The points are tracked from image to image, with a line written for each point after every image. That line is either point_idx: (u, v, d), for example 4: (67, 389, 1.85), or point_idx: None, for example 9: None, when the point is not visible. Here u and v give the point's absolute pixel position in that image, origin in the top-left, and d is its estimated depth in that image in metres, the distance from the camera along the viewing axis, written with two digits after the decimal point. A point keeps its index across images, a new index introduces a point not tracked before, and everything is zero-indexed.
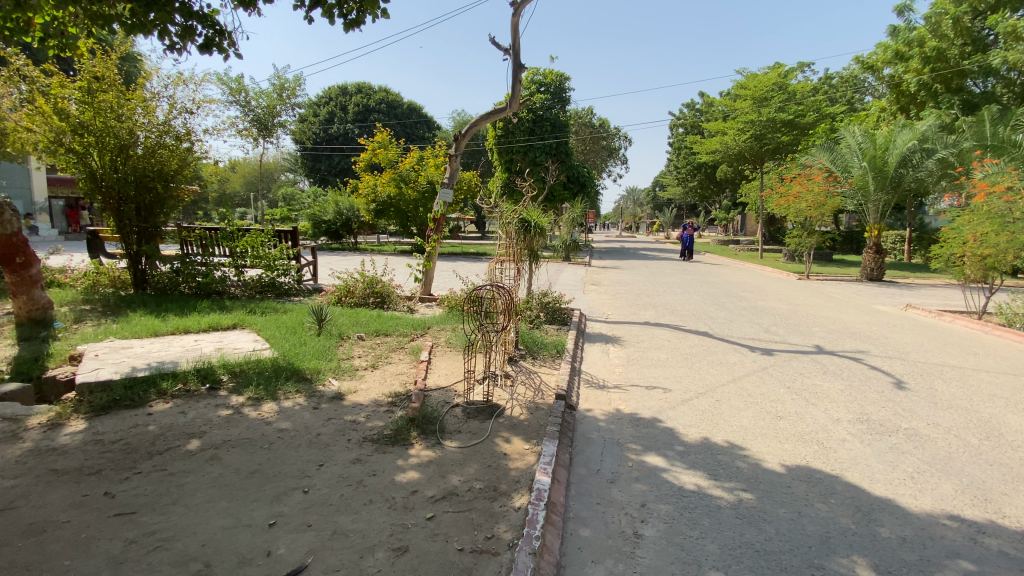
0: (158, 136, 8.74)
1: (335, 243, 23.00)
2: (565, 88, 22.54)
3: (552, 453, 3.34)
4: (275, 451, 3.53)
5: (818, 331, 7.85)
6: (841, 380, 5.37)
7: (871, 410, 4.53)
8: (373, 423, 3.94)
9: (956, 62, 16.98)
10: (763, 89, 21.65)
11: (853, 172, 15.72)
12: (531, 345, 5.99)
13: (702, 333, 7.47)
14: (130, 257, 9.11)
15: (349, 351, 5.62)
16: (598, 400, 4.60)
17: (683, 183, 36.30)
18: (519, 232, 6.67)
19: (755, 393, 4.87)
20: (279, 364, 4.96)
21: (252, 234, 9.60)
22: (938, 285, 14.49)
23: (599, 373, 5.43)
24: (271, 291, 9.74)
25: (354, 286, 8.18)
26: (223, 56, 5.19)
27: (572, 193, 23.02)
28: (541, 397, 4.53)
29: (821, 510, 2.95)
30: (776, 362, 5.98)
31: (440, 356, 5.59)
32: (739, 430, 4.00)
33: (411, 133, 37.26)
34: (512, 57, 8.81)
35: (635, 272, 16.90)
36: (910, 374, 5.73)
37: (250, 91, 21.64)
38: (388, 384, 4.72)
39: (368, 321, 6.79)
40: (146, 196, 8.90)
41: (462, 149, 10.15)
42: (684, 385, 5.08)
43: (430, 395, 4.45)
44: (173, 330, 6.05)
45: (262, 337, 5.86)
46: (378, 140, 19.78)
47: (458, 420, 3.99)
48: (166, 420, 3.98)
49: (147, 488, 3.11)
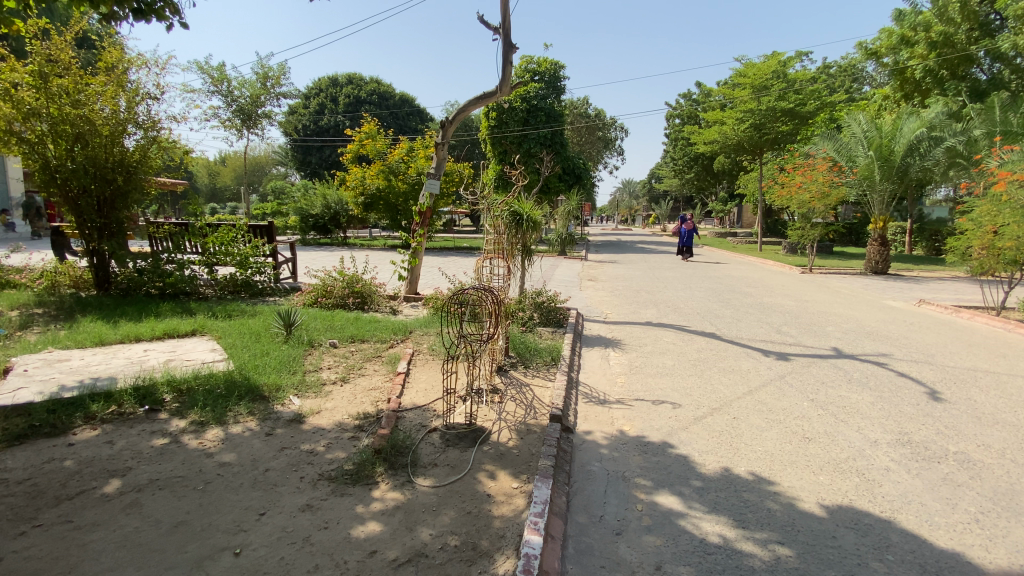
0: (117, 123, 7.98)
1: (324, 238, 22.33)
2: (560, 76, 21.75)
3: (545, 499, 2.72)
4: (211, 495, 2.91)
5: (834, 331, 7.28)
6: (870, 391, 4.79)
7: (911, 428, 3.95)
8: (333, 454, 3.32)
9: (963, 48, 16.34)
10: (763, 77, 21.02)
11: (858, 161, 15.02)
12: (523, 352, 5.38)
13: (709, 334, 6.88)
14: (90, 255, 8.39)
15: (317, 362, 4.98)
16: (599, 420, 3.99)
17: (678, 174, 35.64)
18: (510, 227, 6.02)
19: (776, 409, 4.27)
20: (233, 379, 4.32)
21: (223, 229, 8.94)
22: (946, 278, 13.97)
23: (599, 385, 4.83)
24: (244, 291, 9.11)
25: (331, 286, 7.51)
26: (166, 23, 4.56)
27: (567, 184, 22.38)
28: (534, 417, 3.92)
29: (881, 572, 2.37)
30: (793, 369, 5.39)
31: (419, 367, 4.96)
32: (764, 458, 3.40)
33: (402, 125, 36.45)
34: (502, 37, 8.17)
35: (633, 266, 16.33)
36: (943, 382, 5.15)
37: (231, 80, 20.81)
38: (357, 403, 4.09)
39: (343, 326, 6.14)
40: (105, 189, 8.15)
41: (449, 137, 9.42)
42: (696, 398, 4.49)
43: (404, 418, 3.81)
44: (122, 338, 5.40)
45: (220, 346, 5.20)
46: (365, 131, 19.07)
47: (434, 450, 3.36)
48: (88, 452, 3.35)
49: (41, 549, 2.49)
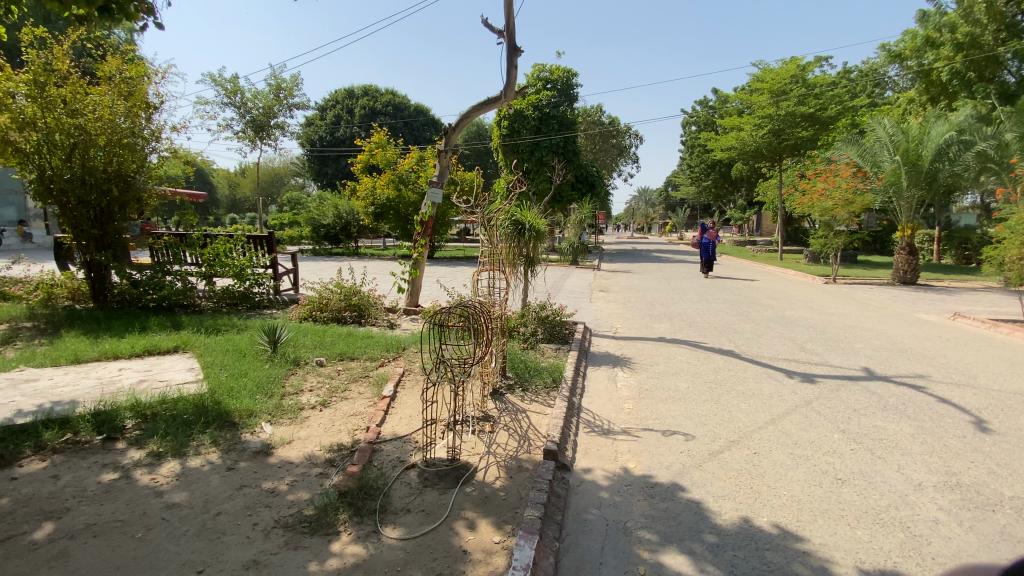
0: (113, 133, 7.74)
1: (336, 247, 22.23)
2: (573, 84, 21.31)
3: (527, 562, 2.29)
4: (150, 545, 2.55)
5: (863, 348, 6.71)
6: (908, 420, 4.25)
7: (961, 468, 3.43)
8: (296, 495, 2.94)
9: (990, 49, 15.53)
10: (781, 82, 20.34)
11: (883, 167, 14.29)
12: (522, 373, 4.97)
13: (726, 352, 6.38)
14: (86, 266, 8.21)
15: (298, 383, 4.60)
16: (601, 455, 3.54)
17: (695, 182, 35.00)
18: (511, 236, 5.58)
19: (802, 442, 3.78)
20: (203, 404, 3.99)
21: (219, 240, 8.70)
22: (979, 289, 13.21)
23: (603, 411, 4.37)
24: (242, 304, 8.82)
25: (327, 299, 7.18)
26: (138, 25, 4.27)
27: (581, 192, 21.95)
28: (527, 451, 3.50)
29: None
30: (819, 393, 4.86)
31: (407, 390, 4.56)
32: (790, 506, 2.93)
33: (417, 135, 36.51)
34: (506, 40, 7.86)
35: (648, 276, 15.82)
36: (989, 409, 4.58)
37: (245, 91, 20.91)
38: (333, 431, 3.72)
39: (333, 342, 5.77)
40: (101, 200, 7.96)
41: (453, 144, 9.07)
42: (711, 428, 4.02)
43: (380, 451, 3.42)
44: (100, 356, 5.13)
45: (199, 365, 4.90)
46: (375, 140, 18.94)
47: (409, 492, 2.96)
48: (29, 488, 3.03)
49: None
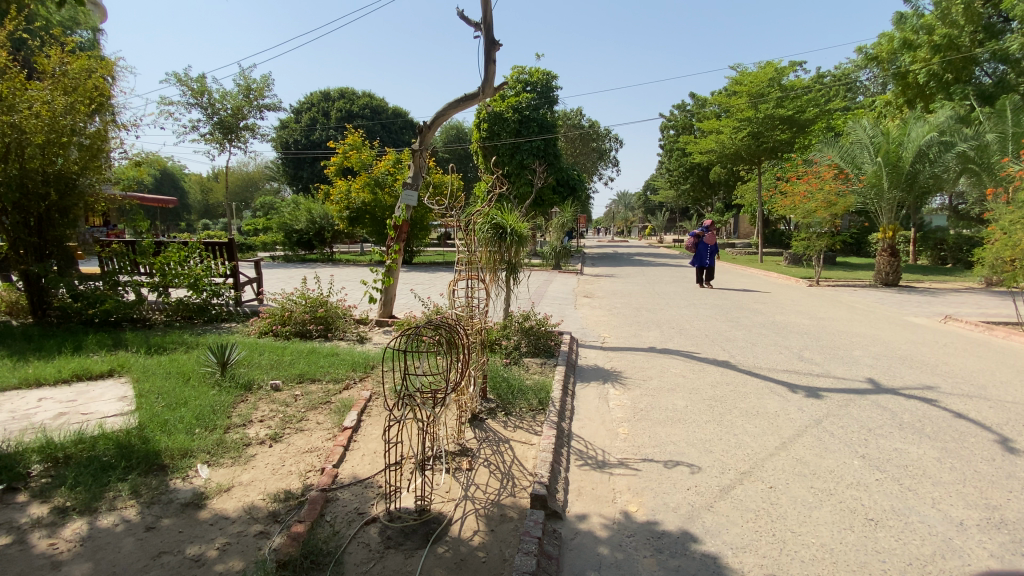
0: (52, 133, 6.83)
1: (310, 253, 21.41)
2: (552, 87, 20.94)
3: None
4: None
5: (863, 357, 6.37)
6: (929, 441, 3.86)
7: (1003, 501, 3.02)
8: (226, 565, 2.38)
9: (968, 50, 15.66)
10: (760, 85, 20.24)
11: (865, 169, 14.15)
12: (504, 395, 4.46)
13: (723, 364, 5.97)
14: (24, 278, 7.37)
15: (247, 413, 4.01)
16: (596, 496, 3.05)
17: (675, 185, 35.03)
18: (491, 241, 5.10)
19: (821, 472, 3.35)
20: (129, 442, 3.38)
21: (172, 247, 7.98)
22: (961, 290, 13.16)
23: (595, 438, 3.89)
24: (198, 317, 8.10)
25: (290, 311, 6.58)
26: None
27: (562, 196, 21.53)
28: (512, 494, 3.00)
29: None
30: (829, 410, 4.45)
31: (372, 420, 4.00)
32: (823, 559, 2.48)
33: (395, 139, 35.85)
34: (483, 32, 7.39)
35: (632, 281, 15.46)
36: (1011, 425, 4.22)
37: (212, 92, 20.06)
38: (281, 475, 3.15)
39: (293, 361, 5.19)
40: (39, 204, 7.11)
41: (428, 143, 8.52)
42: (718, 456, 3.57)
43: (336, 500, 2.88)
44: (19, 382, 4.46)
45: (133, 393, 4.27)
46: (349, 142, 18.26)
47: (367, 556, 2.42)
48: None
49: None
